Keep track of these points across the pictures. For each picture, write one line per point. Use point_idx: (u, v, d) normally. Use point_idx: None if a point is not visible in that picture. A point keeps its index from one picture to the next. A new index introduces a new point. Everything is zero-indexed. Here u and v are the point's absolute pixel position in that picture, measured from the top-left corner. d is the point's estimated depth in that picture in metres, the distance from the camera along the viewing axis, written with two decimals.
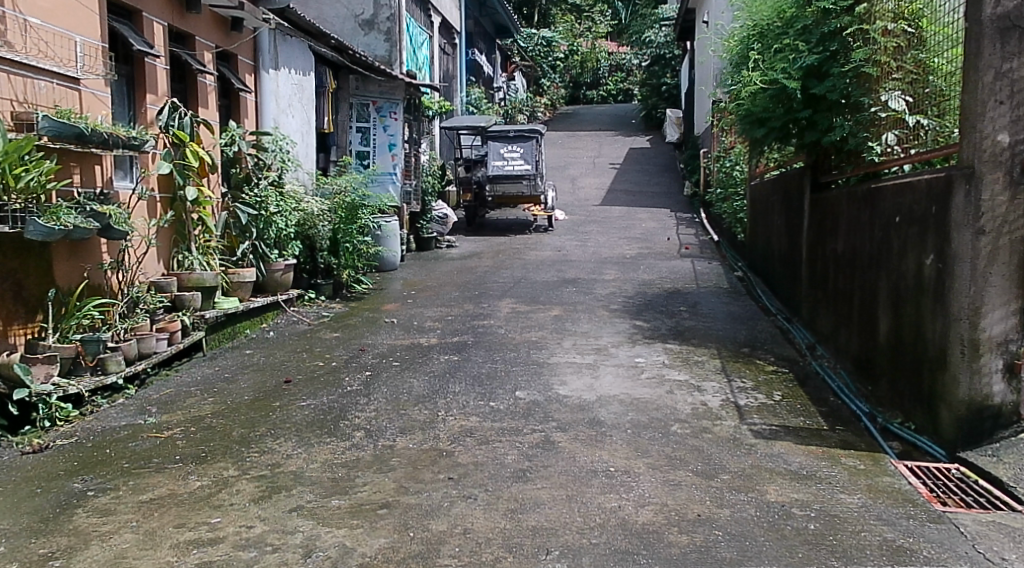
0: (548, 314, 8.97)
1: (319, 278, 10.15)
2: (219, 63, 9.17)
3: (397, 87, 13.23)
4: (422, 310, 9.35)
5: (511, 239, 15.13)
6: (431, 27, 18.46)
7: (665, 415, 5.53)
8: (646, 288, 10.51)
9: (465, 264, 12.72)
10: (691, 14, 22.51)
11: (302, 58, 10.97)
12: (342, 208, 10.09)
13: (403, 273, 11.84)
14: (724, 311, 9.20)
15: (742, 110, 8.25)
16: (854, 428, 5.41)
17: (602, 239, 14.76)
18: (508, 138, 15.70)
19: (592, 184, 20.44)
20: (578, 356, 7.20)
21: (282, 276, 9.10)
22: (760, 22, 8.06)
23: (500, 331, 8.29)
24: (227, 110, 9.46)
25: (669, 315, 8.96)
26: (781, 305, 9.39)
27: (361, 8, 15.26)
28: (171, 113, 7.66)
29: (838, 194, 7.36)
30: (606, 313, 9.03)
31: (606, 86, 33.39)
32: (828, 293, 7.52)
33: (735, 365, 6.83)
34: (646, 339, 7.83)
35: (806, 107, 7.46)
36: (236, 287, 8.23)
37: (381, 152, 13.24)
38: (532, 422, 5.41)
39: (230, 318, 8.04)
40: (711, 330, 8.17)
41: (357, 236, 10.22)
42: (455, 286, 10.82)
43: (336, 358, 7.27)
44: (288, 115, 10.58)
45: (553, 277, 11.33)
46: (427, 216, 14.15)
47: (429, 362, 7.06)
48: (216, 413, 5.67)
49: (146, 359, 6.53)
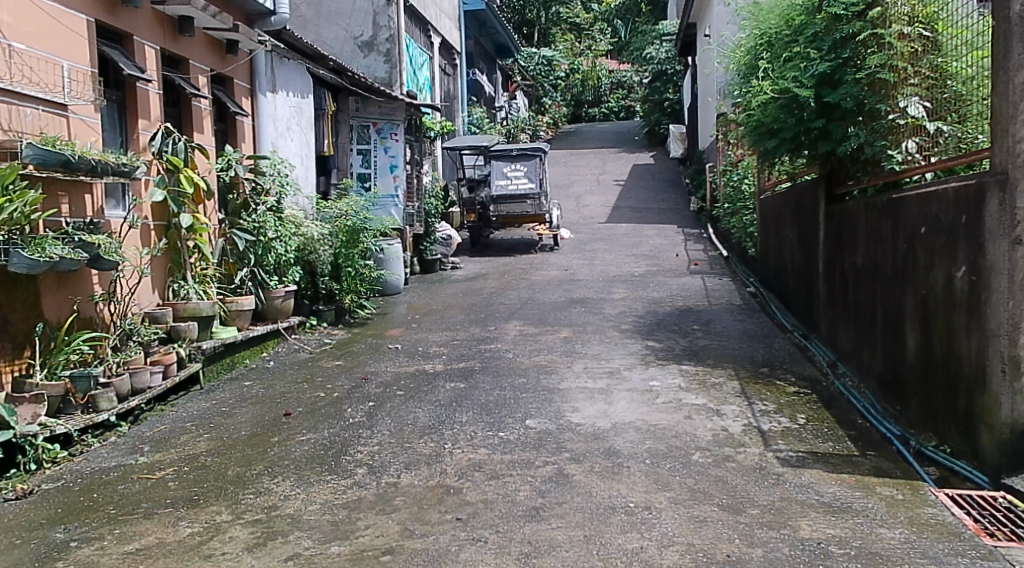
0: (556, 337, 8.68)
1: (321, 305, 9.90)
2: (214, 87, 8.92)
3: (397, 108, 13.00)
4: (427, 335, 9.06)
5: (517, 259, 14.89)
6: (431, 48, 18.28)
7: (684, 443, 5.23)
8: (656, 307, 10.22)
9: (471, 286, 12.45)
10: (691, 28, 22.34)
11: (301, 80, 10.80)
12: (344, 232, 9.86)
13: (407, 297, 11.58)
14: (739, 329, 8.91)
15: (751, 122, 7.99)
16: (886, 452, 5.10)
17: (609, 257, 14.49)
18: (511, 157, 15.43)
19: (597, 202, 20.19)
20: (590, 380, 6.91)
21: (282, 304, 8.84)
22: (768, 32, 7.82)
23: (508, 355, 8.00)
24: (223, 134, 9.21)
25: (682, 334, 8.66)
26: (796, 321, 9.12)
27: (360, 30, 15.09)
28: (164, 138, 7.44)
29: (855, 206, 7.11)
30: (617, 335, 8.73)
31: (609, 104, 33.82)
32: (848, 309, 7.27)
33: (755, 387, 6.52)
34: (660, 360, 7.53)
35: (819, 117, 7.18)
36: (235, 316, 7.98)
37: (383, 174, 12.98)
38: (544, 453, 5.12)
39: (229, 348, 7.76)
40: (728, 350, 7.86)
41: (359, 260, 9.99)
42: (460, 309, 10.54)
43: (338, 389, 6.98)
44: (286, 138, 10.37)
45: (561, 297, 11.06)
46: (429, 237, 13.97)
47: (435, 391, 6.78)
48: (211, 450, 5.40)
49: (139, 394, 6.24)
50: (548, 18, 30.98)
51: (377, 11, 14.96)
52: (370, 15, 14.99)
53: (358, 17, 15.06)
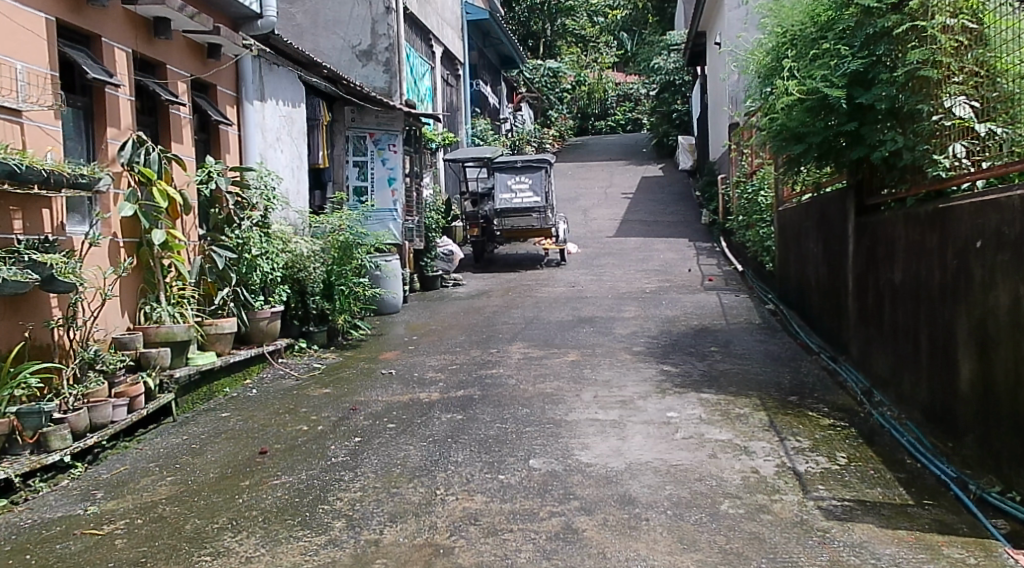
0: (563, 361, 8.03)
1: (312, 326, 9.25)
2: (195, 94, 8.25)
3: (395, 118, 12.37)
4: (424, 359, 8.41)
5: (521, 275, 14.28)
6: (433, 58, 17.73)
7: (710, 488, 4.59)
8: (670, 327, 9.57)
9: (473, 304, 11.83)
10: (701, 37, 21.80)
11: (291, 88, 10.26)
12: (336, 248, 9.17)
13: (405, 316, 10.96)
14: (761, 352, 8.26)
15: (773, 128, 7.32)
16: (946, 501, 4.47)
17: (618, 272, 13.85)
18: (515, 169, 14.85)
19: (604, 215, 19.56)
20: (601, 411, 6.26)
21: (268, 325, 8.24)
22: (789, 30, 7.16)
23: (512, 382, 7.35)
24: (205, 145, 8.55)
25: (700, 357, 8.01)
26: (823, 342, 8.51)
27: (358, 38, 14.51)
28: (135, 148, 6.81)
29: (892, 218, 6.51)
30: (629, 358, 8.07)
31: (615, 117, 33.19)
32: (885, 331, 6.68)
33: (786, 420, 5.86)
34: (677, 388, 6.87)
35: (850, 120, 6.59)
36: (215, 340, 7.36)
37: (380, 187, 12.37)
38: (550, 501, 4.50)
39: (206, 376, 7.12)
40: (753, 376, 7.20)
41: (353, 278, 9.31)
42: (461, 329, 9.91)
43: (323, 421, 6.34)
44: (275, 149, 9.76)
45: (568, 316, 10.43)
46: (430, 252, 13.33)
47: (430, 423, 6.15)
48: (172, 497, 4.77)
49: (99, 431, 5.61)
50: (554, 31, 30.46)
51: (375, 19, 14.38)
52: (368, 23, 14.42)
53: (355, 25, 14.50)
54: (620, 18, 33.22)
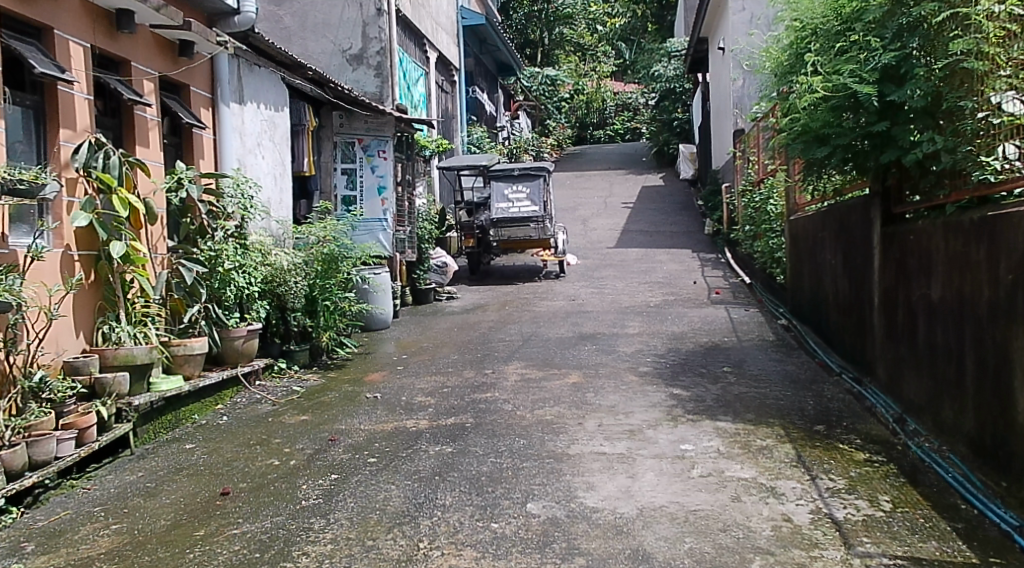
0: (564, 383, 7.40)
1: (293, 344, 8.57)
2: (166, 94, 7.61)
3: (386, 123, 11.67)
4: (413, 380, 7.77)
5: (518, 288, 13.66)
6: (428, 63, 17.13)
7: (737, 542, 4.01)
8: (678, 345, 8.94)
9: (468, 318, 11.19)
10: (702, 44, 21.23)
11: (273, 91, 9.63)
12: (320, 261, 8.60)
13: (395, 333, 10.32)
14: (778, 373, 7.65)
15: (793, 131, 6.68)
16: (1014, 555, 3.92)
17: (620, 285, 13.22)
18: (512, 177, 14.22)
19: (604, 226, 18.94)
20: (607, 443, 5.63)
21: (244, 345, 7.56)
22: (810, 22, 6.52)
23: (509, 407, 6.71)
24: (177, 150, 7.89)
25: (712, 379, 7.38)
26: (844, 363, 7.91)
27: (348, 42, 13.89)
28: (91, 151, 6.20)
29: (926, 229, 5.93)
30: (636, 380, 7.44)
31: (613, 126, 32.84)
32: (917, 353, 6.10)
33: (815, 454, 5.26)
34: (689, 415, 6.25)
35: (881, 120, 5.99)
36: (183, 362, 6.74)
37: (369, 196, 11.72)
38: (550, 561, 3.91)
39: (171, 402, 6.46)
40: (773, 401, 6.58)
41: (338, 293, 8.74)
42: (454, 347, 9.26)
43: (297, 455, 5.70)
44: (255, 155, 9.14)
45: (568, 332, 9.79)
46: (423, 264, 12.75)
47: (416, 458, 5.52)
48: (112, 551, 4.23)
49: (39, 469, 5.00)
50: (552, 40, 29.91)
51: (367, 22, 13.77)
52: (359, 26, 13.81)
53: (346, 28, 13.88)
54: (619, 26, 32.61)
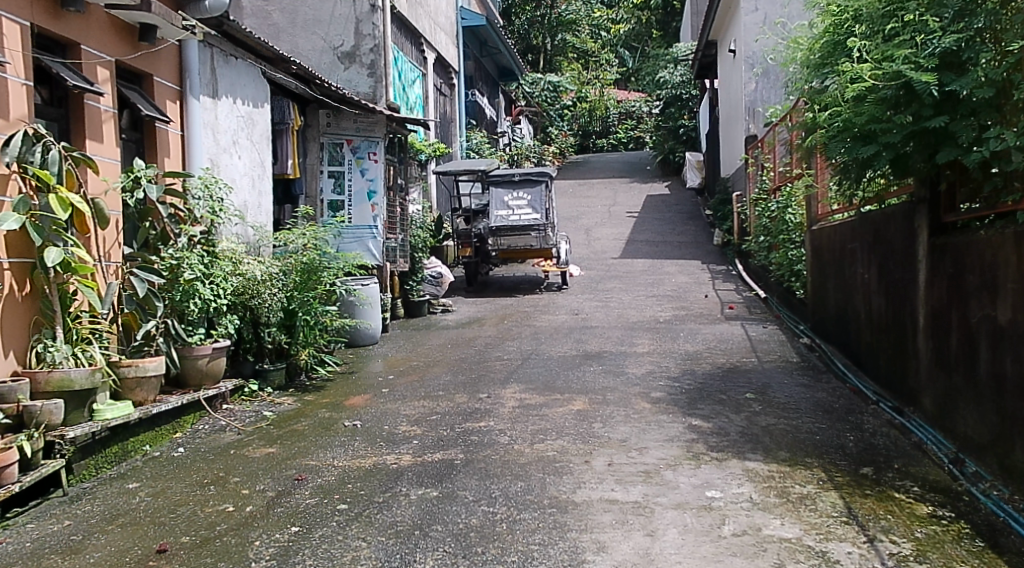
0: (567, 411, 6.57)
1: (267, 363, 7.73)
2: (124, 83, 6.78)
3: (377, 123, 10.80)
4: (398, 406, 6.94)
5: (518, 300, 12.84)
6: (425, 64, 16.32)
7: None
8: (692, 366, 8.11)
9: (463, 333, 10.38)
10: (711, 48, 20.41)
11: (254, 86, 8.84)
12: (299, 271, 7.77)
13: (383, 349, 9.49)
14: (808, 401, 6.83)
15: (834, 127, 5.82)
16: None
17: (626, 298, 12.39)
18: (513, 183, 13.43)
19: (608, 235, 18.12)
20: (620, 487, 4.82)
21: (209, 365, 6.75)
22: (850, 4, 5.71)
23: (504, 440, 5.88)
24: (138, 146, 7.03)
25: (734, 408, 6.55)
26: (881, 391, 7.12)
27: (340, 39, 13.10)
28: (28, 144, 5.37)
29: (993, 240, 5.14)
30: (648, 408, 6.62)
31: (617, 135, 31.80)
32: (977, 383, 5.32)
33: (867, 506, 4.46)
34: (713, 453, 5.43)
35: (938, 114, 5.20)
36: (135, 387, 5.93)
37: (358, 201, 10.78)
38: None
39: (119, 432, 5.63)
40: (807, 437, 5.78)
41: (319, 306, 7.94)
42: (446, 366, 8.43)
43: (256, 498, 4.89)
44: (231, 154, 8.33)
45: (571, 350, 8.97)
46: (417, 274, 11.93)
47: (395, 505, 4.71)
48: None
49: None
50: (554, 46, 29.18)
51: (360, 18, 12.99)
52: (352, 23, 13.03)
53: (338, 24, 13.10)
54: (623, 32, 31.71)
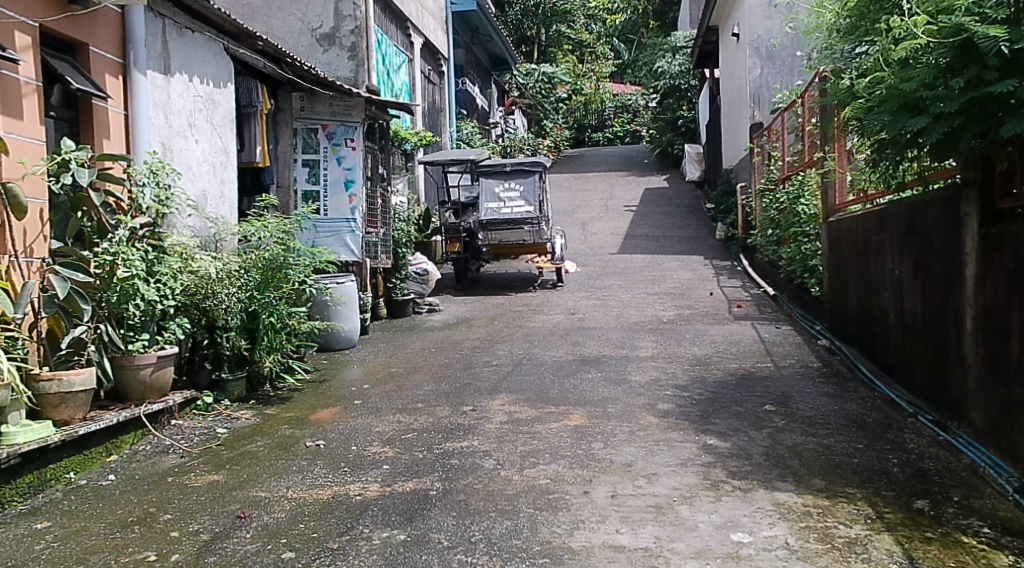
0: (562, 427, 5.72)
1: (225, 372, 6.85)
2: (54, 54, 5.92)
3: (355, 106, 9.90)
4: (371, 421, 6.08)
5: (510, 298, 12.00)
6: (411, 49, 15.46)
7: None
8: (702, 373, 7.26)
9: (450, 335, 9.54)
10: (712, 35, 19.52)
11: (215, 65, 7.97)
12: (262, 268, 6.94)
13: (362, 354, 8.63)
14: (837, 414, 6.00)
15: (875, 97, 4.96)
16: None
17: (625, 296, 11.54)
18: (504, 174, 12.60)
19: (606, 230, 17.25)
20: (626, 527, 4.01)
21: (153, 377, 5.88)
22: None
23: (489, 465, 5.02)
24: (72, 127, 6.17)
25: (755, 423, 5.70)
26: (918, 402, 6.29)
27: (319, 20, 12.18)
28: None
29: None
30: (655, 424, 5.77)
31: (612, 128, 30.26)
32: None
33: (932, 557, 3.70)
34: (736, 481, 4.60)
35: (1003, 77, 4.39)
36: (57, 404, 5.09)
37: (335, 192, 9.92)
38: None
39: (34, 459, 4.81)
40: (843, 460, 4.94)
41: (286, 308, 7.03)
42: (429, 374, 7.57)
43: (185, 544, 4.06)
44: (187, 138, 7.46)
45: (567, 355, 8.12)
46: (401, 271, 11.06)
47: (352, 553, 3.90)
48: None
49: None
50: (548, 37, 28.33)
51: None
52: (332, 2, 12.13)
53: (316, 4, 12.17)
54: (619, 24, 30.83)
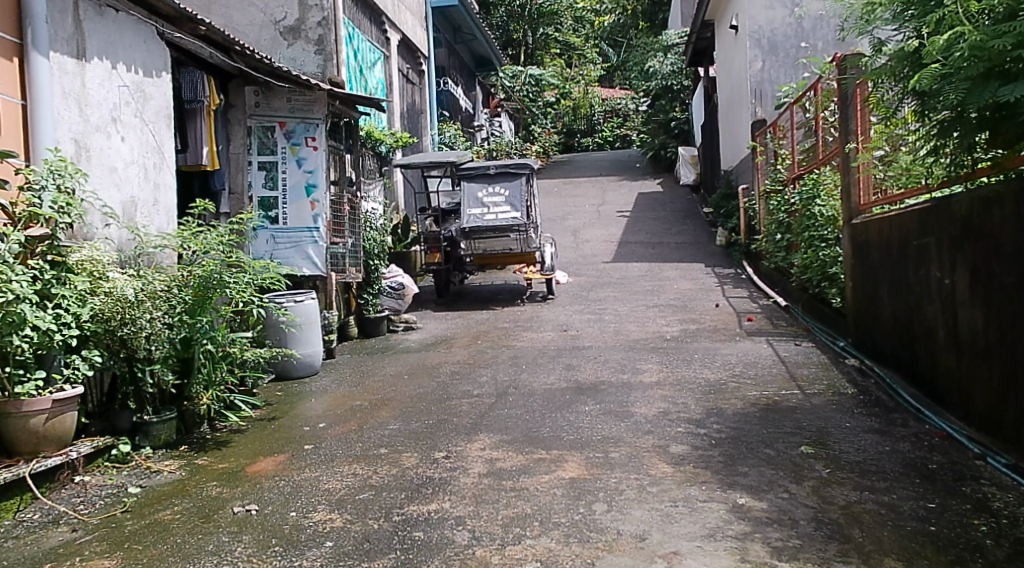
0: (554, 482, 4.60)
1: (151, 412, 5.70)
2: None
3: (318, 100, 8.77)
4: (321, 474, 4.97)
5: (495, 313, 10.91)
6: (387, 46, 14.35)
7: None
8: (719, 404, 6.13)
9: (428, 357, 8.44)
10: (707, 30, 18.42)
11: (148, 50, 6.83)
12: (194, 289, 5.70)
13: (325, 381, 7.52)
14: (894, 459, 4.90)
15: (950, 61, 3.91)
16: None
17: (623, 310, 10.44)
18: (488, 177, 11.49)
19: (598, 237, 16.17)
20: None
21: (48, 426, 4.80)
22: None
23: (461, 541, 3.92)
24: None
25: (794, 474, 4.60)
26: (983, 438, 5.23)
27: (282, 11, 11.03)
28: None
29: None
30: (670, 475, 4.64)
31: (602, 133, 29.15)
32: None
33: None
34: None
35: None
36: None
37: (295, 199, 8.78)
38: None
39: None
40: (916, 529, 3.86)
41: (226, 334, 5.88)
42: (399, 408, 6.46)
43: None
44: (109, 134, 6.33)
45: (560, 381, 7.02)
46: (373, 285, 9.91)
47: None
48: None
49: None
50: (535, 40, 27.32)
51: None
52: None
53: None
54: (607, 25, 29.76)
